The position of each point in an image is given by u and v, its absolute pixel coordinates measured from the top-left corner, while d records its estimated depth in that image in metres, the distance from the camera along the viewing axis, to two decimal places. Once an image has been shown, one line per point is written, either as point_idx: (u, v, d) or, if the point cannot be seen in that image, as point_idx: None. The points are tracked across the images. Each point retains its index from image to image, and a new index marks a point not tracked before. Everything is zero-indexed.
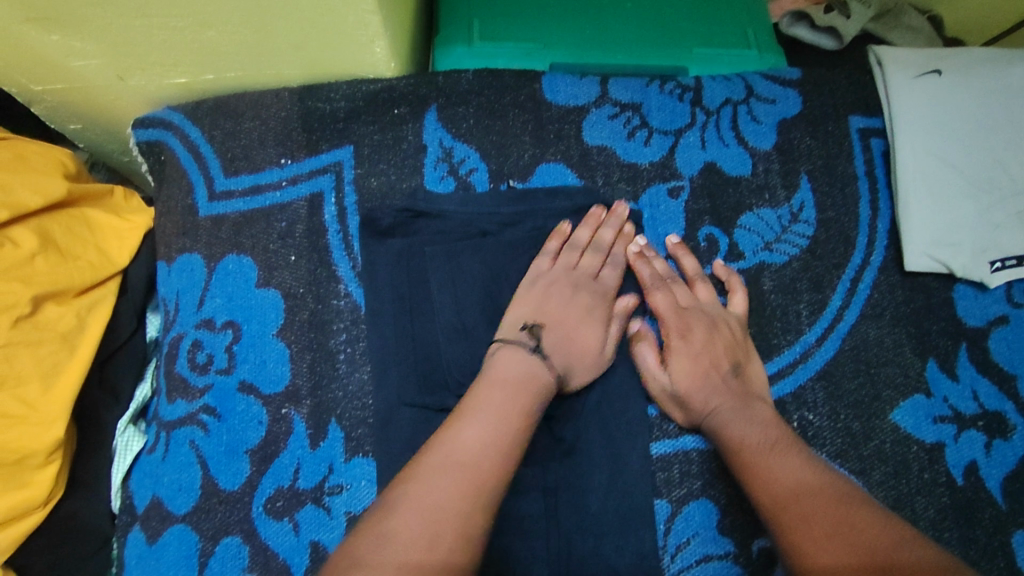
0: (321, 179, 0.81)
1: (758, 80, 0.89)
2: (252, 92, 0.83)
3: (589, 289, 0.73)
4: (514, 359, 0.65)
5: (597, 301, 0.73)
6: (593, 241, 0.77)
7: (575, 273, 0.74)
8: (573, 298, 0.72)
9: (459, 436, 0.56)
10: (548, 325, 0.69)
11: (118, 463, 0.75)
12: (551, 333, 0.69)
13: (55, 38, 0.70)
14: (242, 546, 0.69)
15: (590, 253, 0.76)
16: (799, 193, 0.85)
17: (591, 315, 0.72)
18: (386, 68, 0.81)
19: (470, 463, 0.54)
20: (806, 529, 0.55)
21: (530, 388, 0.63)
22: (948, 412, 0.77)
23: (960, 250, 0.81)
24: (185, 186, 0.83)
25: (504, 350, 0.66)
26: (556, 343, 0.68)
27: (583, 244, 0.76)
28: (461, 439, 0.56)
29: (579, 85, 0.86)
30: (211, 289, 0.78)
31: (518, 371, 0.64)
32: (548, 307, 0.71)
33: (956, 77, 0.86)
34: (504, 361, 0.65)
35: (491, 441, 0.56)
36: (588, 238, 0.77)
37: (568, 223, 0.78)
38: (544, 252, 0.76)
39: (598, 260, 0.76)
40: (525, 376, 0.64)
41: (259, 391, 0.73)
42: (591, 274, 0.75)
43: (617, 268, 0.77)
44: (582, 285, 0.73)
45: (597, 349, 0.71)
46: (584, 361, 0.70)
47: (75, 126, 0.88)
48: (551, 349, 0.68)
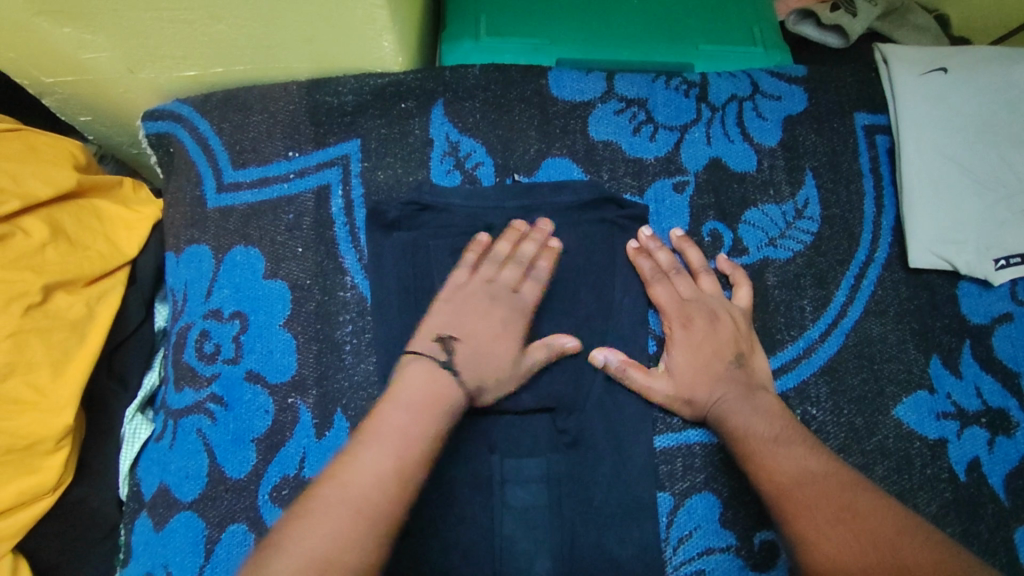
0: (329, 172, 0.82)
1: (764, 76, 0.89)
2: (261, 86, 0.84)
3: (510, 304, 0.69)
4: (422, 374, 0.62)
5: (515, 316, 0.69)
6: (515, 253, 0.73)
7: (493, 287, 0.70)
8: (492, 313, 0.68)
9: (358, 468, 0.54)
10: (461, 339, 0.66)
11: (126, 450, 0.76)
12: (466, 348, 0.65)
13: (66, 30, 0.71)
14: (248, 533, 0.69)
15: (510, 265, 0.72)
16: (804, 189, 0.85)
17: (511, 330, 0.68)
18: (394, 62, 0.82)
19: (371, 495, 0.53)
20: (811, 515, 0.57)
21: (437, 408, 0.61)
22: (952, 408, 0.77)
23: (964, 247, 0.81)
24: (194, 178, 0.83)
25: (412, 364, 0.63)
26: (471, 361, 0.65)
27: (504, 256, 0.73)
28: (359, 471, 0.54)
29: (585, 81, 0.86)
30: (219, 280, 0.78)
31: (427, 390, 0.61)
32: (465, 320, 0.67)
33: (962, 75, 0.86)
34: (412, 377, 0.62)
35: (393, 470, 0.55)
36: (509, 251, 0.73)
37: (487, 234, 0.74)
38: (463, 262, 0.72)
39: (519, 274, 0.72)
40: (435, 394, 0.61)
41: (266, 380, 0.74)
42: (511, 288, 0.70)
43: (539, 282, 0.72)
44: (501, 299, 0.69)
45: (511, 366, 0.68)
46: (497, 379, 0.67)
47: (85, 118, 0.89)
48: (468, 365, 0.64)
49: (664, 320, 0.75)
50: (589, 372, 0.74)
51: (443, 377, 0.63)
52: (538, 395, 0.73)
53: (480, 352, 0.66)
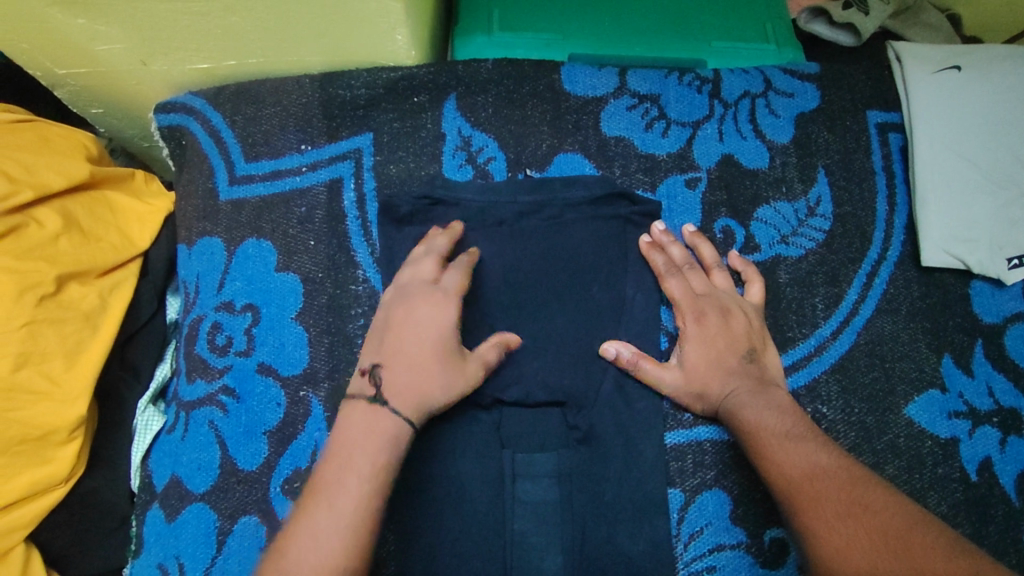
0: (341, 165, 0.82)
1: (777, 73, 0.89)
2: (273, 78, 0.84)
3: (428, 300, 0.65)
4: (358, 417, 0.59)
5: (438, 309, 0.65)
6: (424, 255, 0.71)
7: (408, 287, 0.68)
8: (414, 313, 0.65)
9: (303, 543, 0.51)
10: (387, 359, 0.62)
11: (138, 442, 0.76)
12: (393, 363, 0.62)
13: (80, 22, 0.71)
14: (259, 526, 0.69)
15: (423, 262, 0.70)
16: (816, 186, 0.85)
17: (437, 322, 0.64)
18: (407, 56, 0.82)
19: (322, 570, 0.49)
20: (821, 510, 0.57)
21: (376, 452, 0.56)
22: (963, 408, 0.77)
23: (978, 246, 0.80)
24: (207, 170, 0.83)
25: (349, 407, 0.60)
26: (404, 374, 0.61)
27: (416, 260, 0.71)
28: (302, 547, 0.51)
29: (598, 76, 0.86)
30: (231, 272, 0.78)
31: (364, 431, 0.58)
32: (388, 336, 0.64)
33: (976, 73, 0.85)
34: (349, 423, 0.59)
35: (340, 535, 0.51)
36: (422, 254, 0.71)
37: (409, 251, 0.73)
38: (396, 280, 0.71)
39: (434, 266, 0.69)
40: (374, 434, 0.58)
41: (277, 373, 0.74)
42: (426, 285, 0.67)
43: (456, 272, 0.69)
44: (415, 296, 0.66)
45: (450, 359, 0.63)
46: (444, 380, 0.62)
47: (96, 110, 0.89)
48: (400, 382, 0.60)
49: (678, 315, 0.75)
50: (601, 368, 0.74)
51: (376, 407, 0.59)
52: (549, 389, 0.73)
53: (412, 362, 0.62)
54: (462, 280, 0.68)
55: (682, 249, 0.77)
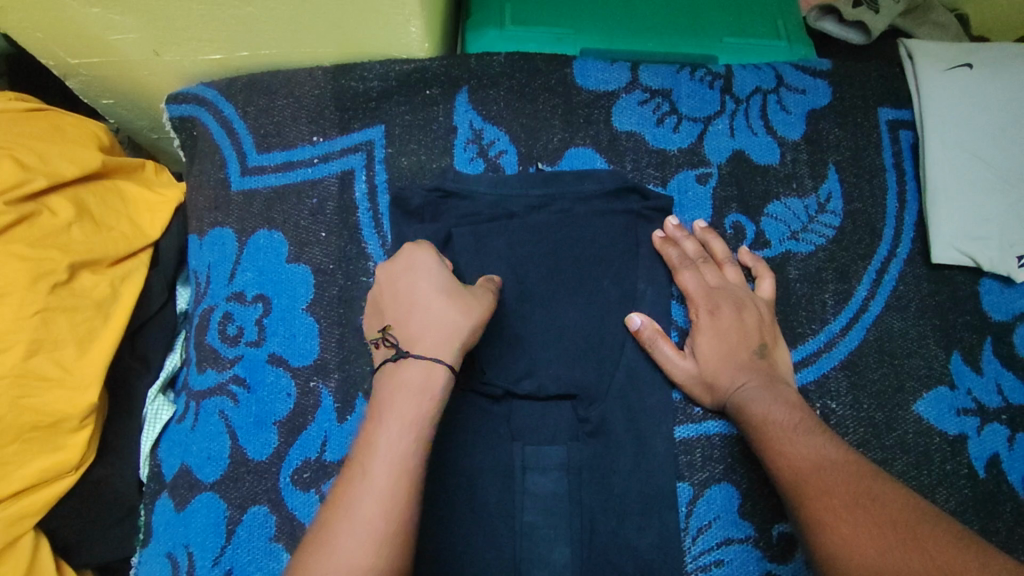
0: (352, 157, 0.82)
1: (789, 70, 0.89)
2: (286, 70, 0.84)
3: (406, 255, 0.62)
4: (388, 375, 0.56)
5: (411, 255, 0.61)
6: None
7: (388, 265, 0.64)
8: (397, 269, 0.61)
9: (347, 518, 0.50)
10: (396, 320, 0.59)
11: (147, 431, 0.76)
12: (403, 320, 0.58)
13: (95, 10, 0.71)
14: (269, 515, 0.70)
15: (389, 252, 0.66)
16: (826, 183, 0.85)
17: (422, 266, 0.60)
18: (420, 48, 0.82)
19: (368, 544, 0.48)
20: (828, 500, 0.57)
21: (412, 414, 0.53)
22: (972, 405, 0.77)
23: (988, 244, 0.80)
24: (218, 161, 0.83)
25: (380, 374, 0.57)
26: (414, 324, 0.57)
27: None
28: (344, 524, 0.50)
29: (610, 71, 0.86)
30: (242, 263, 0.78)
31: (396, 389, 0.55)
32: (390, 301, 0.61)
33: (987, 71, 0.85)
34: (382, 385, 0.56)
35: (383, 509, 0.50)
36: None
37: None
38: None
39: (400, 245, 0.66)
40: (407, 390, 0.54)
41: (288, 363, 0.74)
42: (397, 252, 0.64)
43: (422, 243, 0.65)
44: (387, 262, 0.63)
45: (450, 289, 0.59)
46: (450, 304, 0.58)
47: (107, 101, 0.89)
48: (413, 333, 0.57)
49: (691, 307, 0.76)
50: (611, 361, 0.74)
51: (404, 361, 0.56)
52: (559, 382, 0.73)
53: (417, 308, 0.58)
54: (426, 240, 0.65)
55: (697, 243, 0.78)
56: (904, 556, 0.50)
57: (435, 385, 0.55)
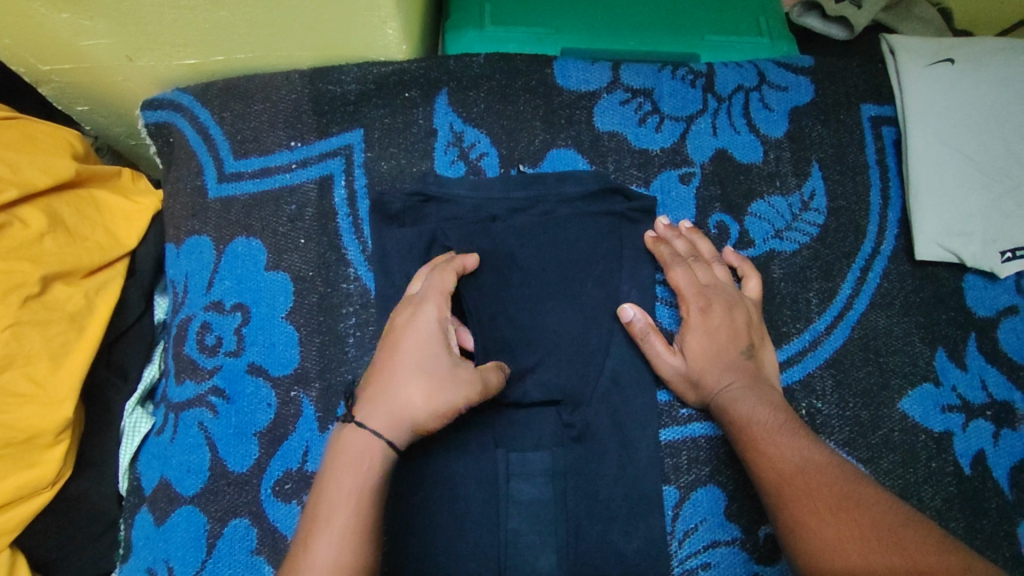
0: (331, 162, 0.81)
1: (771, 67, 0.88)
2: (262, 74, 0.83)
3: (411, 308, 0.63)
4: (337, 443, 0.57)
5: (417, 313, 0.62)
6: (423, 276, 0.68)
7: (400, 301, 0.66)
8: (399, 321, 0.62)
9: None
10: (371, 372, 0.60)
11: (126, 444, 0.75)
12: (375, 376, 0.59)
13: (64, 16, 0.69)
14: (250, 528, 0.69)
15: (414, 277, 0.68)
16: (810, 180, 0.84)
17: (416, 325, 0.61)
18: (397, 50, 0.81)
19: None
20: (811, 503, 0.56)
21: (356, 487, 0.53)
22: (957, 401, 0.77)
23: (971, 240, 0.80)
24: (195, 168, 0.82)
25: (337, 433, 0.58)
26: (377, 385, 0.58)
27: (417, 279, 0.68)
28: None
29: (591, 70, 0.85)
30: (220, 271, 0.77)
31: (341, 460, 0.55)
32: (379, 349, 0.62)
33: (969, 66, 0.85)
34: (332, 449, 0.57)
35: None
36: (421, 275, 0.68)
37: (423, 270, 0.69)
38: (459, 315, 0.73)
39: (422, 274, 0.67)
40: (350, 462, 0.55)
41: (268, 373, 0.73)
42: (412, 294, 0.65)
43: (439, 272, 0.66)
44: (398, 307, 0.64)
45: (429, 368, 0.58)
46: (420, 385, 0.57)
47: (82, 107, 0.87)
48: (372, 400, 0.57)
49: (682, 305, 0.75)
50: (595, 365, 0.74)
51: (350, 425, 0.57)
52: (543, 387, 0.73)
53: (388, 370, 0.59)
54: (443, 279, 0.65)
55: (687, 242, 0.78)
56: (889, 562, 0.50)
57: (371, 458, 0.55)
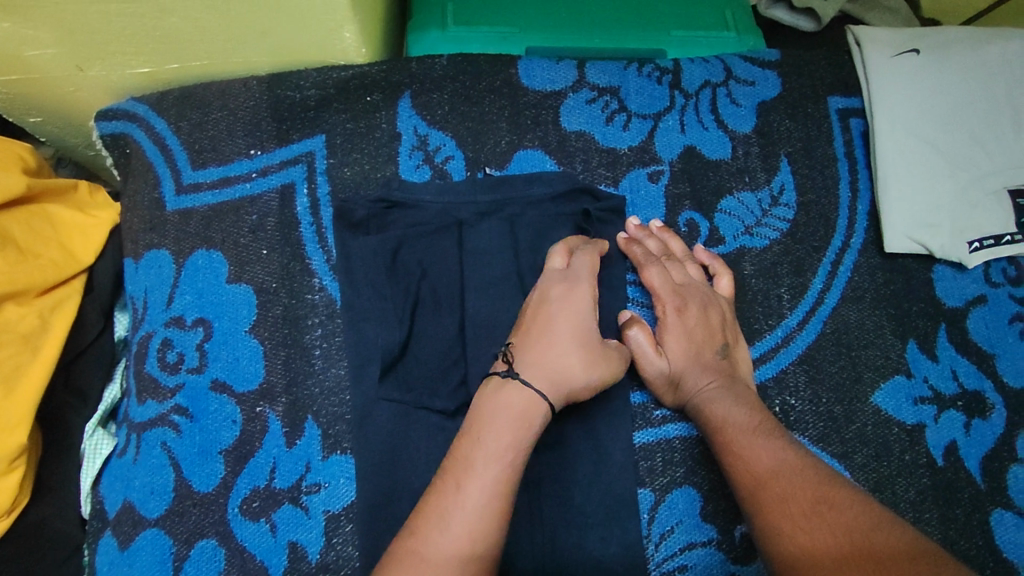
0: (292, 170, 0.79)
1: (737, 61, 0.88)
2: (220, 82, 0.81)
3: (565, 285, 0.68)
4: (493, 398, 0.60)
5: (574, 289, 0.67)
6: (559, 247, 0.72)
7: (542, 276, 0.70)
8: (551, 296, 0.67)
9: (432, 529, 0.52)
10: (524, 339, 0.64)
11: (87, 467, 0.72)
12: (531, 343, 0.64)
13: (5, 25, 0.66)
14: (217, 548, 0.67)
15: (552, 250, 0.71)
16: (779, 175, 0.84)
17: (573, 303, 0.66)
18: (357, 53, 0.79)
19: (452, 557, 0.51)
20: (786, 508, 0.56)
21: (509, 440, 0.57)
22: (928, 392, 0.77)
23: (940, 231, 0.80)
24: (152, 179, 0.80)
25: (488, 382, 0.62)
26: (538, 352, 0.63)
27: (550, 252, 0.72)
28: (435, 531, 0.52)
29: (556, 69, 0.84)
30: (180, 286, 0.75)
31: (496, 407, 0.59)
32: (527, 319, 0.66)
33: (935, 56, 0.85)
34: (487, 397, 0.60)
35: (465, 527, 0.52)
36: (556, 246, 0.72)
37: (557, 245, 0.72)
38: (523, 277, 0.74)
39: (563, 251, 0.71)
40: (509, 412, 0.58)
41: (232, 389, 0.72)
42: (561, 271, 0.69)
43: (586, 253, 0.71)
44: (551, 280, 0.68)
45: (587, 343, 0.65)
46: (580, 355, 0.63)
47: (35, 119, 0.84)
48: (533, 363, 0.62)
49: (657, 304, 0.74)
50: None
51: (511, 381, 0.60)
52: None
53: (548, 338, 0.63)
54: (592, 261, 0.70)
55: (658, 242, 0.78)
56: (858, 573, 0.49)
57: (530, 413, 0.59)
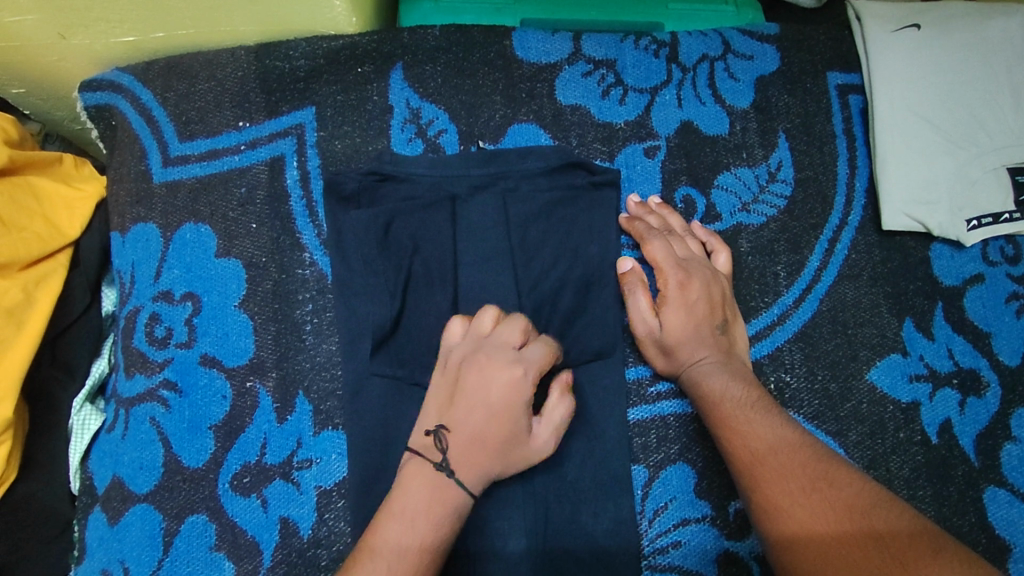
0: (282, 143, 0.78)
1: (736, 35, 0.86)
2: (207, 52, 0.79)
3: (506, 373, 0.61)
4: (421, 473, 0.58)
5: (511, 385, 0.61)
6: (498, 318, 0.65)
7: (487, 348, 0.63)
8: (488, 381, 0.61)
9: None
10: (455, 429, 0.60)
11: (76, 442, 0.72)
12: (460, 436, 0.59)
13: None
14: (208, 524, 0.67)
15: (505, 327, 0.64)
16: (777, 151, 0.83)
17: (507, 397, 0.60)
18: (347, 23, 0.78)
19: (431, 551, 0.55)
20: (785, 484, 0.56)
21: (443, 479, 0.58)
22: (924, 370, 0.77)
23: (937, 208, 0.79)
24: (138, 151, 0.78)
25: (406, 468, 0.59)
26: (468, 451, 0.59)
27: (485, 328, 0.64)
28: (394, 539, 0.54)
29: (551, 41, 0.82)
30: (168, 260, 0.74)
31: (409, 501, 0.56)
32: (459, 403, 0.61)
33: (935, 31, 0.83)
34: (401, 487, 0.58)
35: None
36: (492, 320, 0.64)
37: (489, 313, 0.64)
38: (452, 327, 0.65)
39: (520, 330, 0.64)
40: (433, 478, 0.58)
41: (222, 364, 0.71)
42: (509, 352, 0.62)
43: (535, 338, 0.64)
44: (496, 360, 0.62)
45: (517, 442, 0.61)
46: (509, 454, 0.61)
47: (18, 90, 0.81)
48: (463, 456, 0.59)
49: (659, 278, 0.73)
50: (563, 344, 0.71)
51: (442, 479, 0.58)
52: None
53: (482, 436, 0.59)
54: (547, 358, 0.63)
55: (659, 218, 0.77)
56: (862, 555, 0.49)
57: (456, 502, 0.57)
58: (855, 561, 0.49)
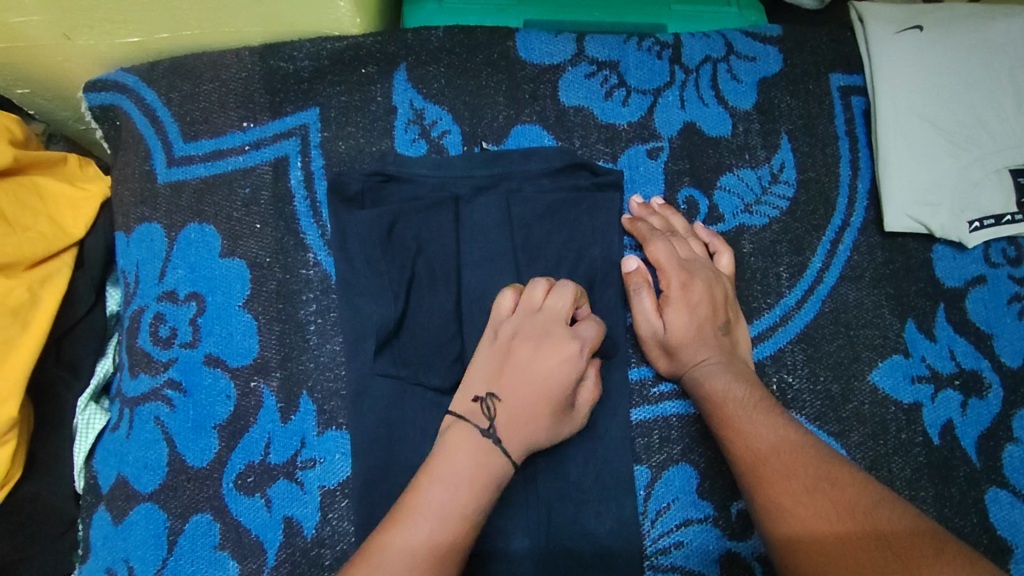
0: (286, 143, 0.78)
1: (739, 37, 0.86)
2: (211, 52, 0.79)
3: (563, 347, 0.63)
4: (463, 443, 0.58)
5: (565, 357, 0.63)
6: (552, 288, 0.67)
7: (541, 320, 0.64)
8: (542, 352, 0.63)
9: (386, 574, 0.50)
10: (505, 396, 0.61)
11: (80, 442, 0.73)
12: (510, 404, 0.61)
13: None
14: (212, 523, 0.67)
15: (557, 296, 0.66)
16: (779, 153, 0.83)
17: (562, 368, 0.63)
18: (351, 24, 0.78)
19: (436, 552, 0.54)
20: (787, 484, 0.56)
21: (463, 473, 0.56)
22: (926, 371, 0.77)
23: (940, 210, 0.79)
24: (143, 152, 0.78)
25: (451, 432, 0.59)
26: (516, 420, 0.60)
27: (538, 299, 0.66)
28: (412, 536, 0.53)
29: (554, 43, 0.83)
30: (173, 260, 0.74)
31: (445, 475, 0.56)
32: (510, 372, 0.62)
33: (938, 33, 0.84)
34: (446, 451, 0.58)
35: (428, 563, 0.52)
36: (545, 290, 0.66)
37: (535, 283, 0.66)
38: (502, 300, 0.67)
39: (573, 300, 0.66)
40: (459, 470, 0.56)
41: (226, 363, 0.71)
42: (564, 325, 0.65)
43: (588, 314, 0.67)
44: (551, 331, 0.64)
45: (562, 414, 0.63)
46: (554, 426, 0.62)
47: (23, 90, 0.81)
48: (510, 423, 0.60)
49: (661, 279, 0.73)
50: None
51: (489, 445, 0.58)
52: None
53: (531, 403, 0.61)
54: (598, 333, 0.66)
55: (662, 219, 0.77)
56: (865, 555, 0.49)
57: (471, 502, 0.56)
58: (858, 561, 0.49)
